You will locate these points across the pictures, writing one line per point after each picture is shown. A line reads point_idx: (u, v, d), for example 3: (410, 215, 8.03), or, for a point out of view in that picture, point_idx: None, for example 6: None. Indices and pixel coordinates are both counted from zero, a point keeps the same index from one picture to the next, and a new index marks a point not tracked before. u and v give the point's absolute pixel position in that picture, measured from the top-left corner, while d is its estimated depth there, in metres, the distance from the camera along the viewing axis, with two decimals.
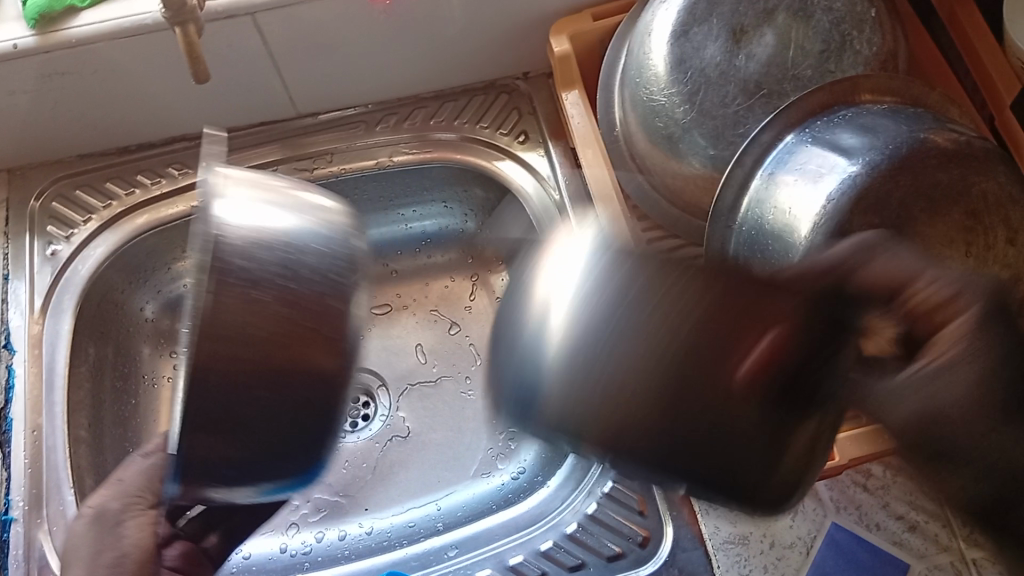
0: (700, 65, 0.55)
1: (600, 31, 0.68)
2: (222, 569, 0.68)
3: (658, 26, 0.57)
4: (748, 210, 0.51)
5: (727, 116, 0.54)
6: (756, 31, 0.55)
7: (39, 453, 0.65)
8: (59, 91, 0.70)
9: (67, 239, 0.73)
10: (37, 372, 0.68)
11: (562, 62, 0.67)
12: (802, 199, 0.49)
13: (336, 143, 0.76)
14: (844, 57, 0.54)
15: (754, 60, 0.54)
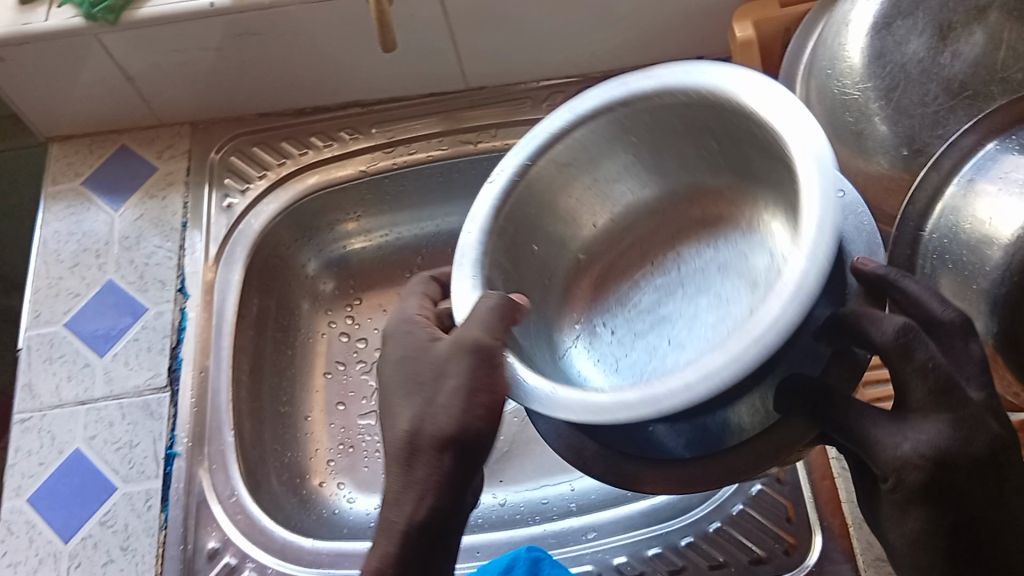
0: (902, 60, 0.52)
1: (789, 18, 0.66)
2: (360, 522, 0.70)
3: (858, 17, 0.55)
4: (942, 218, 0.49)
5: (926, 116, 0.51)
6: (967, 28, 0.51)
7: (205, 393, 0.68)
8: (247, 51, 0.73)
9: (242, 193, 0.76)
10: (207, 317, 0.71)
11: (743, 47, 0.65)
12: (1003, 212, 0.46)
13: (501, 118, 0.77)
14: None
15: (961, 59, 0.51)
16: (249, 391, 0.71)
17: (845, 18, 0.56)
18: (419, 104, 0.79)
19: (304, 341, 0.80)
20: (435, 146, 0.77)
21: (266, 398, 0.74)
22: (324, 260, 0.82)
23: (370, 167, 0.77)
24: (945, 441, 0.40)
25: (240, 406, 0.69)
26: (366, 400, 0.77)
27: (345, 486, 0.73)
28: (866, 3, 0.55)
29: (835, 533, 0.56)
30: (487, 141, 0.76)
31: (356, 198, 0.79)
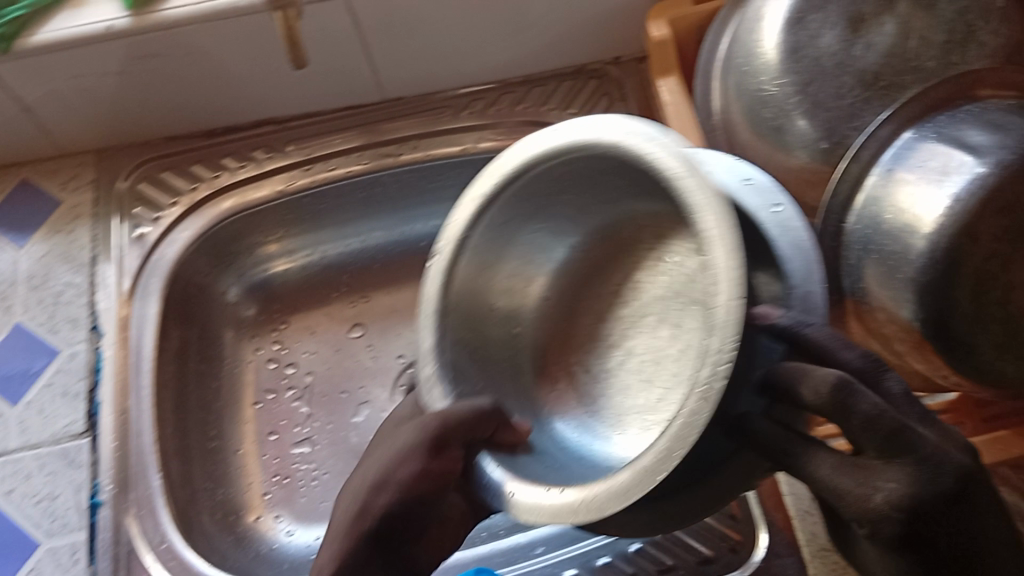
0: (817, 54, 0.52)
1: (702, 14, 0.66)
2: (302, 553, 0.68)
3: (770, 14, 0.55)
4: (863, 208, 0.48)
5: (843, 108, 0.51)
6: (877, 19, 0.52)
7: (126, 436, 0.65)
8: (151, 74, 0.69)
9: (155, 222, 0.73)
10: (124, 355, 0.68)
11: (659, 47, 0.65)
12: (925, 201, 0.46)
13: (421, 128, 0.75)
14: (969, 50, 0.51)
15: (874, 50, 0.51)
16: (175, 429, 0.69)
17: (758, 16, 0.56)
18: (335, 119, 0.77)
19: (230, 371, 0.77)
20: (355, 161, 0.75)
21: (194, 434, 0.71)
22: (246, 285, 0.79)
23: (288, 186, 0.74)
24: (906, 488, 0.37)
25: (166, 446, 0.66)
26: (299, 426, 0.74)
27: (282, 519, 0.70)
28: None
29: (779, 526, 0.56)
30: (408, 153, 0.74)
31: (275, 220, 0.76)
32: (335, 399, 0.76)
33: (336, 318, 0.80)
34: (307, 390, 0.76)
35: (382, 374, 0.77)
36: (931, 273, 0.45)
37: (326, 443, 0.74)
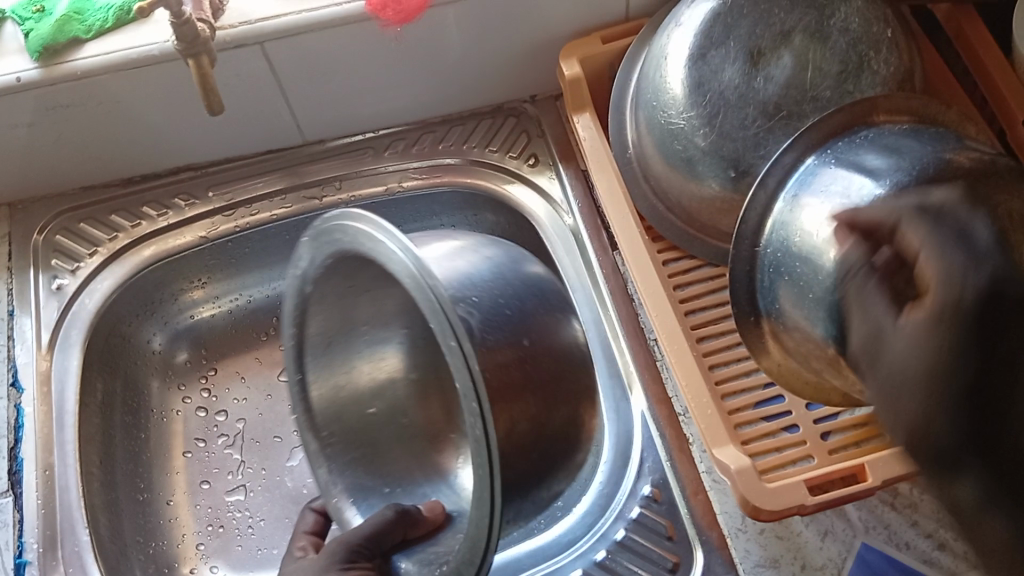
0: (720, 88, 0.55)
1: (612, 53, 0.68)
2: None
3: (675, 50, 0.57)
4: (772, 233, 0.51)
5: (747, 138, 0.54)
6: (775, 53, 0.55)
7: (51, 493, 0.63)
8: (63, 125, 0.68)
9: (73, 273, 0.71)
10: (47, 411, 0.66)
11: (573, 85, 0.66)
12: (830, 225, 0.48)
13: (343, 170, 0.76)
14: (863, 78, 0.54)
15: (773, 83, 0.54)
16: (102, 484, 0.67)
17: (662, 52, 0.58)
18: (255, 163, 0.77)
19: (158, 422, 0.75)
20: (278, 205, 0.75)
21: (122, 487, 0.69)
22: (170, 334, 0.78)
23: (211, 232, 0.74)
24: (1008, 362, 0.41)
25: (94, 501, 0.65)
26: (232, 474, 0.74)
27: (218, 569, 0.70)
28: (680, 38, 0.57)
29: (715, 545, 0.57)
30: (332, 194, 0.76)
31: (198, 265, 0.76)
32: (268, 444, 0.75)
33: (267, 361, 0.79)
34: (238, 437, 0.76)
35: None
36: (834, 293, 0.47)
37: (260, 490, 0.73)
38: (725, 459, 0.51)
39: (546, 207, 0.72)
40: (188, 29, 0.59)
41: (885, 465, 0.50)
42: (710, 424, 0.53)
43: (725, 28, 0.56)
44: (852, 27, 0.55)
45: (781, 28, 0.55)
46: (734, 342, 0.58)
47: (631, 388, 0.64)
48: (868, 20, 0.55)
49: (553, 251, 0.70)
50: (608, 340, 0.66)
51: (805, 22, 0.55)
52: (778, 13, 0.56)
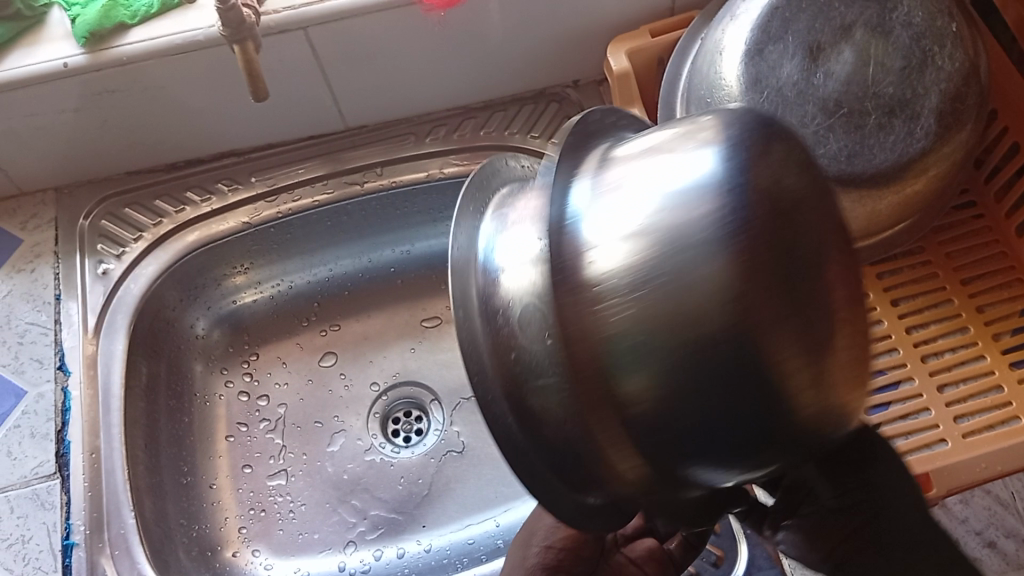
0: (778, 84, 0.54)
1: (660, 46, 0.67)
2: None
3: (730, 44, 0.56)
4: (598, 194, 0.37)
5: (806, 135, 0.53)
6: (834, 48, 0.54)
7: (98, 475, 0.64)
8: (108, 110, 0.69)
9: (118, 257, 0.72)
10: (93, 395, 0.67)
11: (620, 80, 0.66)
12: (643, 184, 0.35)
13: (382, 156, 0.75)
14: (926, 74, 0.53)
15: (833, 78, 0.54)
16: (146, 467, 0.68)
17: (718, 47, 0.57)
18: (298, 149, 0.77)
19: (201, 406, 0.76)
20: (320, 190, 0.75)
21: (166, 470, 0.70)
22: (212, 318, 0.78)
23: (253, 218, 0.74)
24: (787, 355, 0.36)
25: (139, 484, 0.66)
26: (274, 458, 0.75)
27: (260, 553, 0.71)
28: (735, 32, 0.56)
29: (760, 539, 0.56)
30: (373, 180, 0.75)
31: (242, 251, 0.76)
32: (309, 430, 0.76)
33: (307, 347, 0.80)
34: (280, 422, 0.76)
35: (356, 402, 0.77)
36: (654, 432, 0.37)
37: (301, 475, 0.74)
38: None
39: None
40: (235, 14, 0.58)
41: (948, 475, 0.53)
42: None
43: (784, 19, 0.55)
44: (914, 21, 0.54)
45: (841, 22, 0.55)
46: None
47: None
48: (932, 14, 0.54)
49: None
50: None
51: (866, 16, 0.55)
52: (838, 7, 0.55)
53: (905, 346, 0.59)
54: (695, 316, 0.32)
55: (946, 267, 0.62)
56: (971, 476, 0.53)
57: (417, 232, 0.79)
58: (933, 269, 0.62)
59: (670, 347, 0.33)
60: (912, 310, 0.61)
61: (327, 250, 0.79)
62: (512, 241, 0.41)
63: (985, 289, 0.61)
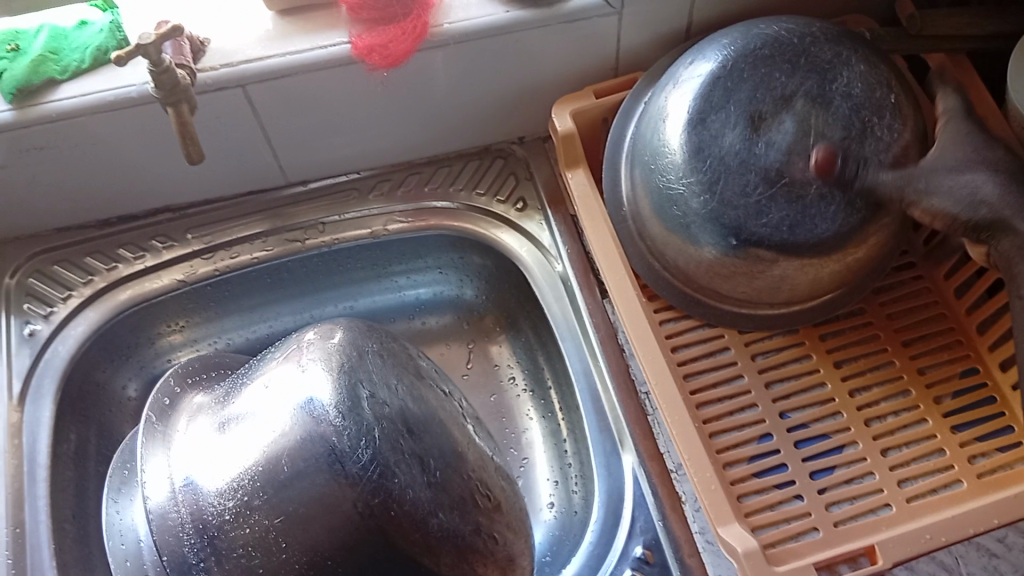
0: (721, 153, 0.54)
1: (604, 107, 0.67)
2: None
3: (673, 111, 0.56)
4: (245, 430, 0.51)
5: (749, 206, 0.53)
6: (775, 117, 0.54)
7: (22, 550, 0.61)
8: (36, 167, 0.66)
9: (46, 318, 0.69)
10: (17, 463, 0.64)
11: (566, 141, 0.65)
12: (259, 411, 0.51)
13: (326, 213, 0.74)
14: (867, 144, 0.54)
15: (775, 148, 0.53)
16: (76, 539, 0.65)
17: (662, 113, 0.57)
18: (234, 205, 0.74)
19: None
20: (260, 247, 0.73)
21: (96, 540, 0.67)
22: (144, 379, 0.76)
23: (190, 276, 0.72)
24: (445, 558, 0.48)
25: (66, 559, 0.63)
26: None
27: None
28: (678, 99, 0.56)
29: None
30: (315, 237, 0.73)
31: (176, 309, 0.74)
32: None
33: None
34: None
35: None
36: None
37: None
38: (731, 539, 0.52)
39: (536, 252, 0.71)
40: (168, 77, 0.57)
41: (896, 545, 0.51)
42: (714, 501, 0.54)
43: (725, 89, 0.55)
44: (854, 91, 0.55)
45: (782, 91, 0.55)
46: (734, 409, 0.59)
47: (622, 446, 0.63)
48: (871, 85, 0.55)
49: (541, 299, 0.70)
50: (597, 393, 0.65)
51: (807, 86, 0.55)
52: (779, 77, 0.55)
53: (849, 410, 0.59)
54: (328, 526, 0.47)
55: (887, 328, 0.63)
56: (917, 546, 0.51)
57: (361, 287, 0.78)
58: (874, 330, 0.63)
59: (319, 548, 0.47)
60: (854, 372, 0.61)
61: (268, 310, 0.77)
62: (215, 462, 0.51)
63: (923, 353, 0.62)
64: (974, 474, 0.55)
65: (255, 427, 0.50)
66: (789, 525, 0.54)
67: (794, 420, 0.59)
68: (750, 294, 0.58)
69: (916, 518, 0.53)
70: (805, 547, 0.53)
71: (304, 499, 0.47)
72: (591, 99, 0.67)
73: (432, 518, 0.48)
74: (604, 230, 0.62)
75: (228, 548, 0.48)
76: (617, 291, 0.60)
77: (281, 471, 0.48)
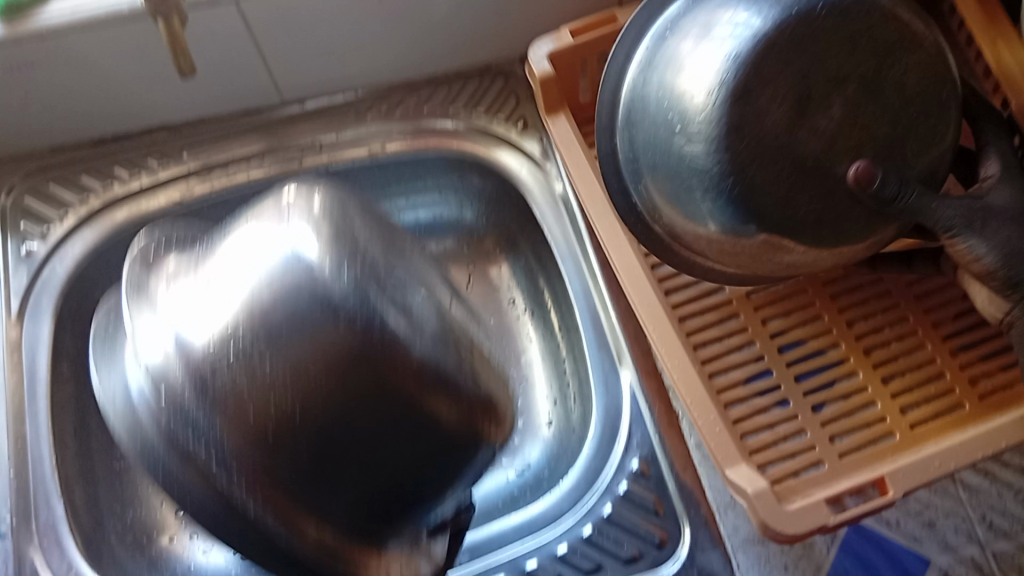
0: (761, 133, 0.47)
1: (583, 46, 0.65)
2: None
3: (701, 69, 0.49)
4: (225, 279, 0.46)
5: (777, 193, 0.48)
6: (823, 100, 0.47)
7: (24, 463, 0.62)
8: (31, 84, 0.66)
9: (43, 237, 0.69)
10: (17, 380, 0.64)
11: (544, 85, 0.64)
12: (237, 258, 0.46)
13: (323, 133, 0.73)
14: (912, 143, 0.48)
15: (818, 135, 0.47)
16: (77, 454, 0.66)
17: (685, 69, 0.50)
18: (231, 125, 0.74)
19: None
20: (256, 167, 0.72)
21: (98, 456, 0.67)
22: None
23: (186, 196, 0.71)
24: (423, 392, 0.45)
25: (67, 472, 0.63)
26: None
27: (196, 538, 0.67)
28: (711, 60, 0.48)
29: (705, 519, 0.56)
30: (313, 157, 0.72)
31: None
32: None
33: None
34: None
35: None
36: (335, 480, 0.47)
37: None
38: (740, 481, 0.51)
39: (536, 171, 0.71)
40: None
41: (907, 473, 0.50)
42: (720, 443, 0.53)
43: (778, 60, 0.47)
44: (910, 81, 0.48)
45: (836, 70, 0.47)
46: (731, 349, 0.60)
47: (620, 361, 0.63)
48: (929, 81, 0.48)
49: (542, 220, 0.69)
50: (596, 311, 0.65)
51: (866, 66, 0.47)
52: (837, 53, 0.47)
53: (847, 343, 0.59)
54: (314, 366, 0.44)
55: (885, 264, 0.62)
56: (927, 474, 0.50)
57: None
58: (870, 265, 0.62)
59: (308, 378, 0.44)
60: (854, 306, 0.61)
61: None
62: (201, 310, 0.45)
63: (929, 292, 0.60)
64: (975, 398, 0.55)
65: (238, 271, 0.46)
66: (793, 462, 0.54)
67: (793, 355, 0.59)
68: (764, 273, 0.54)
69: (917, 446, 0.54)
70: (806, 485, 0.53)
71: (296, 330, 0.44)
72: (567, 40, 0.65)
73: (415, 345, 0.45)
74: (588, 170, 0.62)
75: (223, 389, 0.44)
76: (609, 242, 0.59)
77: (273, 317, 0.44)
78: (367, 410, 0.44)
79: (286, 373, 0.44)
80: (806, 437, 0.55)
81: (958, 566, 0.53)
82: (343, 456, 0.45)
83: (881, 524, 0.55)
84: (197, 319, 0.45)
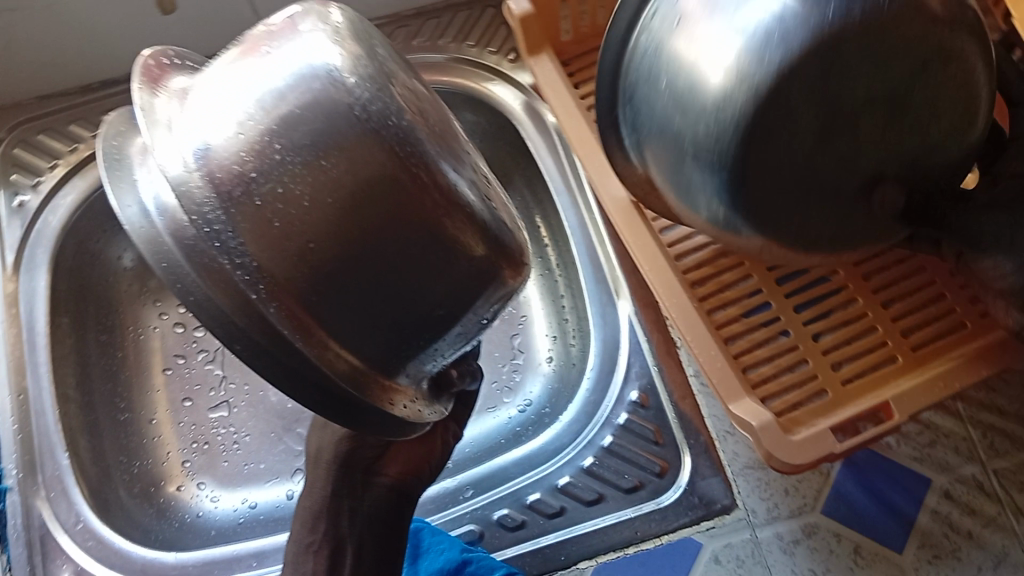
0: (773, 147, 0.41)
1: None
2: (211, 522, 0.66)
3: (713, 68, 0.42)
4: (221, 99, 0.35)
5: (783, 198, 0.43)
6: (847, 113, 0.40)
7: (27, 416, 0.62)
8: (12, 30, 0.65)
9: (34, 188, 0.68)
10: (16, 332, 0.65)
11: (524, 24, 0.61)
12: (242, 76, 0.35)
13: None
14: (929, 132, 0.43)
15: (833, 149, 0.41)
16: (81, 405, 0.66)
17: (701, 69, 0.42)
18: None
19: (134, 341, 0.73)
20: None
21: (101, 407, 0.68)
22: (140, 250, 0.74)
23: None
24: (461, 234, 0.35)
25: (71, 423, 0.64)
26: (214, 390, 0.72)
27: (205, 486, 0.68)
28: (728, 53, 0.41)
29: (704, 448, 0.56)
30: None
31: None
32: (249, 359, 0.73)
33: None
34: (218, 352, 0.74)
35: None
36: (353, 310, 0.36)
37: (244, 405, 0.71)
38: (745, 415, 0.47)
39: (527, 104, 0.69)
40: None
41: (911, 398, 0.47)
42: (722, 378, 0.50)
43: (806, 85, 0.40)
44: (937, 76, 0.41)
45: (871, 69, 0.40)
46: (729, 280, 0.57)
47: (618, 294, 0.62)
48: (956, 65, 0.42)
49: (536, 154, 0.67)
50: (592, 244, 0.64)
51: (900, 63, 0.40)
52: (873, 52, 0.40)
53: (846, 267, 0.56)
54: (308, 219, 0.33)
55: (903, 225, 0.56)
56: (930, 399, 0.47)
57: None
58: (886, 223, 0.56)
59: (305, 225, 0.34)
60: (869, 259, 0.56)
61: None
62: (188, 137, 0.35)
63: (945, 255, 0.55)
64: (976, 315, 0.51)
65: (243, 88, 0.35)
66: (793, 394, 0.52)
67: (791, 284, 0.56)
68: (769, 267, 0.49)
69: (918, 368, 0.50)
70: (808, 417, 0.50)
71: (302, 153, 0.33)
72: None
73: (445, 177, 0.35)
74: (574, 111, 0.60)
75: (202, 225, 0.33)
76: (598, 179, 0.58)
77: (274, 150, 0.34)
78: (403, 240, 0.34)
79: (306, 184, 0.33)
80: (808, 368, 0.52)
81: (960, 482, 0.53)
82: (365, 268, 0.34)
83: (882, 449, 0.54)
84: (184, 145, 0.34)
